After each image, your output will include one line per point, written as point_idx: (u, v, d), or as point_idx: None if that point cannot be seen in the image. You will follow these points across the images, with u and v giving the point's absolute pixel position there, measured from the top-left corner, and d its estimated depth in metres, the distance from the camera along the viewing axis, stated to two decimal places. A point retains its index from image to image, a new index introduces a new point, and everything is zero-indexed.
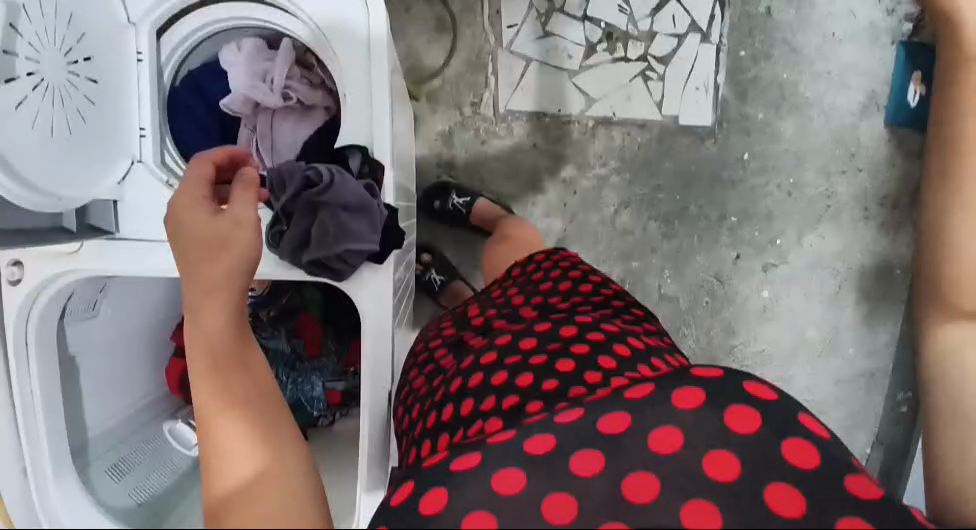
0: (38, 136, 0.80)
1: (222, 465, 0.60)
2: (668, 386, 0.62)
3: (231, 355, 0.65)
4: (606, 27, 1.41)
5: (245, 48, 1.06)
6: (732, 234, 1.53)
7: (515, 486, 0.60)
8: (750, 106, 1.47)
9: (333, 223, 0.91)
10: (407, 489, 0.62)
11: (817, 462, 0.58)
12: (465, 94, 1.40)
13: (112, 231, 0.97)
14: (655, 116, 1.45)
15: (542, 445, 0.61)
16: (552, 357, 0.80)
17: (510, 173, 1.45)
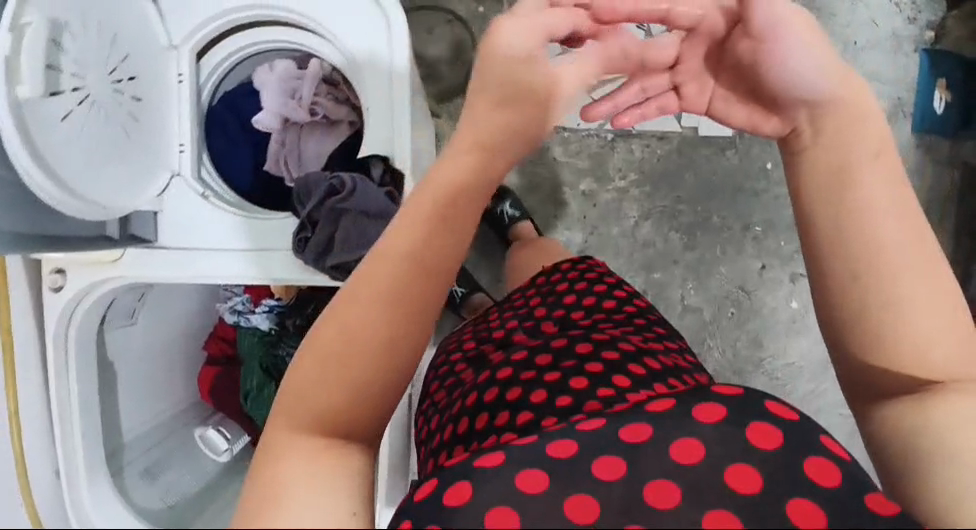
0: (83, 145, 0.86)
1: (316, 386, 0.51)
2: (690, 401, 0.58)
3: (449, 235, 0.57)
4: None
5: (280, 67, 1.13)
6: (757, 244, 1.51)
7: (538, 486, 0.55)
8: None
9: (355, 229, 0.96)
10: (432, 483, 0.58)
11: (838, 480, 0.53)
12: None
13: (150, 239, 1.02)
14: (674, 129, 1.45)
15: (564, 450, 0.57)
16: (567, 374, 0.81)
17: (531, 187, 1.47)
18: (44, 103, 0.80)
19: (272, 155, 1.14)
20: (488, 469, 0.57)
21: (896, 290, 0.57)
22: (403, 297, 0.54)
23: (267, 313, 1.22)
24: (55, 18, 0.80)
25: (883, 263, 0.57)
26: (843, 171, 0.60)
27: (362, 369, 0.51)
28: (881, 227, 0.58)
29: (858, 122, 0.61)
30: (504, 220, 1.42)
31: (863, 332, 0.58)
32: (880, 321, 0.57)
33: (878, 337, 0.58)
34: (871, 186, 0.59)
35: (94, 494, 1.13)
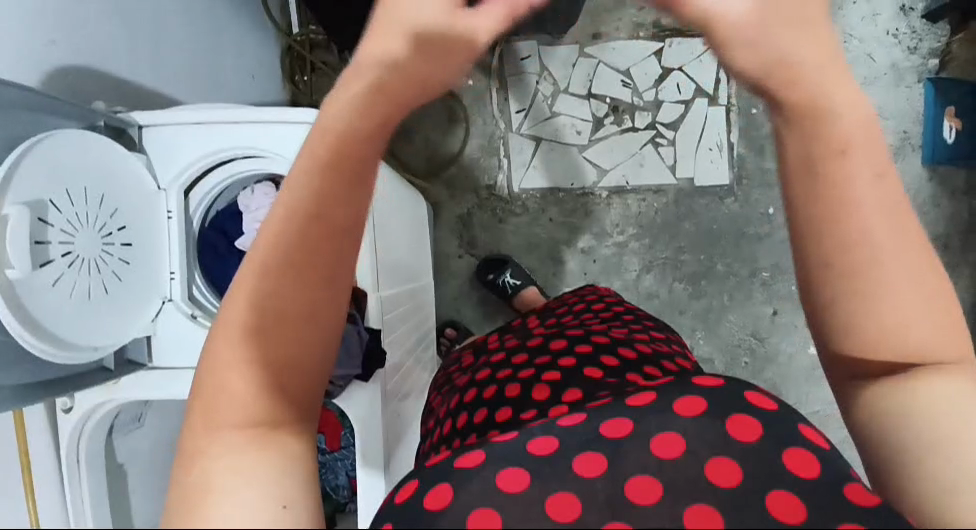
0: (76, 305, 0.80)
1: (225, 383, 0.39)
2: (671, 394, 0.53)
3: (342, 185, 0.39)
4: (612, 101, 1.47)
5: (260, 190, 1.00)
6: (766, 288, 1.46)
7: (521, 482, 0.48)
8: (769, 161, 1.45)
9: None
10: (412, 487, 0.51)
11: (817, 471, 0.47)
12: (481, 178, 1.50)
13: (145, 362, 0.95)
14: (669, 181, 1.47)
15: (545, 446, 0.51)
16: (541, 369, 0.76)
17: (529, 246, 1.50)
18: (37, 276, 0.74)
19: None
20: (468, 469, 0.50)
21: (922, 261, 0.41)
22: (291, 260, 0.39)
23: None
24: (40, 197, 0.74)
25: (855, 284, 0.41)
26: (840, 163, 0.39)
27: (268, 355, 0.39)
28: (874, 192, 0.39)
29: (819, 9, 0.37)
30: (507, 289, 1.43)
31: (837, 331, 0.42)
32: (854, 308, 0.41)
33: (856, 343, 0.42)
34: (846, 86, 0.38)
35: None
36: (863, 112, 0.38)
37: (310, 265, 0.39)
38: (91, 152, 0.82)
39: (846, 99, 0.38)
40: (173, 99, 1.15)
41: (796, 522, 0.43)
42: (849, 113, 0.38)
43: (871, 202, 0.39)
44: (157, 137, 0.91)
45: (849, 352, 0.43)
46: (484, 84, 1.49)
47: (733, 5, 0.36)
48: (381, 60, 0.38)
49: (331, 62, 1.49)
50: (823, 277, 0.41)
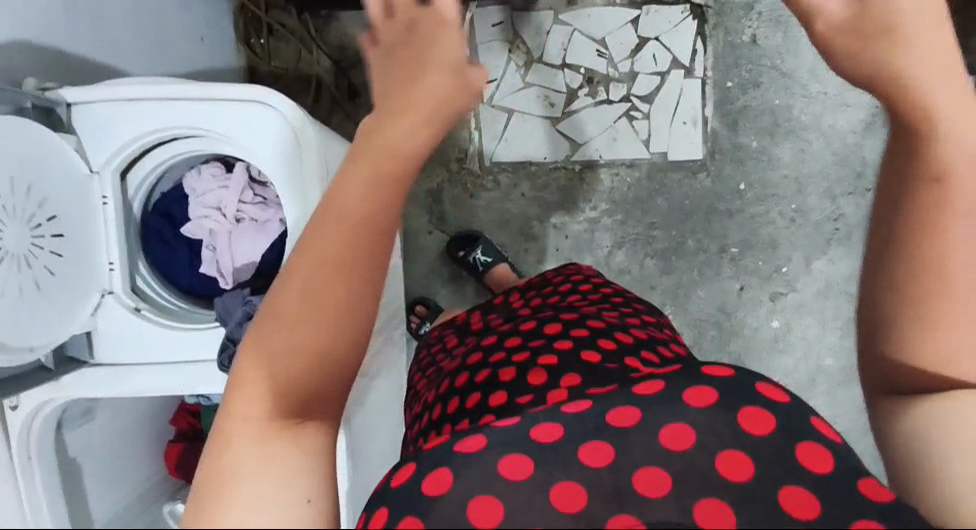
0: (8, 303, 0.76)
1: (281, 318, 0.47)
2: (682, 383, 0.53)
3: (401, 188, 0.50)
4: (586, 72, 1.43)
5: (206, 170, 0.95)
6: (735, 264, 1.48)
7: (523, 470, 0.51)
8: (742, 136, 1.44)
9: None
10: (407, 470, 0.52)
11: (831, 467, 0.48)
12: (451, 150, 1.46)
13: (86, 359, 0.90)
14: (643, 156, 1.44)
15: (551, 433, 0.52)
16: (536, 352, 0.75)
17: (501, 222, 1.48)
18: None
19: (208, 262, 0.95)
20: (469, 454, 0.51)
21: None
22: (338, 262, 0.47)
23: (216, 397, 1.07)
24: None
25: (934, 317, 0.50)
26: (936, 185, 0.48)
27: (300, 373, 0.47)
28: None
29: (953, 66, 0.48)
30: (478, 266, 1.41)
31: (921, 316, 0.51)
32: (922, 286, 0.50)
33: (926, 334, 0.51)
34: (962, 132, 0.48)
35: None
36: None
37: (355, 264, 0.48)
38: (23, 139, 0.76)
39: (961, 128, 0.48)
40: (116, 67, 1.06)
41: (810, 519, 0.46)
42: (963, 157, 0.48)
43: (967, 225, 0.49)
44: (89, 115, 0.83)
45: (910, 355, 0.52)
46: None
47: (912, 67, 0.48)
48: (429, 80, 0.51)
49: (289, 25, 1.40)
50: (893, 311, 0.52)
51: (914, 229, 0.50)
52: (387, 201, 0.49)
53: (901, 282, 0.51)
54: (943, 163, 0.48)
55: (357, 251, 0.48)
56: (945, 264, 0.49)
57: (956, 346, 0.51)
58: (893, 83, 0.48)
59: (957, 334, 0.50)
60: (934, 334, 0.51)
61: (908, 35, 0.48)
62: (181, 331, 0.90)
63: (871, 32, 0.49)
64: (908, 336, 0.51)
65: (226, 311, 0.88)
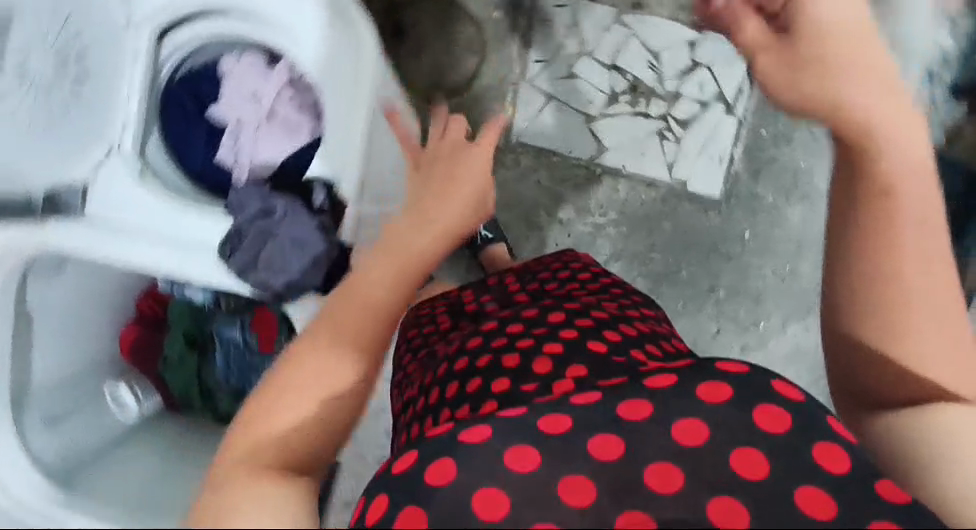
0: (23, 119, 0.83)
1: (294, 374, 0.57)
2: (693, 379, 0.54)
3: (407, 281, 0.66)
4: (632, 80, 1.42)
5: (246, 58, 0.99)
6: (718, 306, 1.50)
7: (531, 463, 0.51)
8: (761, 186, 1.46)
9: (279, 253, 0.88)
10: (410, 458, 0.53)
11: (848, 467, 0.49)
12: (481, 118, 1.43)
13: (76, 212, 0.91)
14: (663, 177, 1.45)
15: (558, 424, 0.53)
16: (539, 341, 0.75)
17: (509, 202, 1.46)
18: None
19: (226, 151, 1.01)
20: (473, 445, 0.52)
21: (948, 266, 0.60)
22: (350, 332, 0.60)
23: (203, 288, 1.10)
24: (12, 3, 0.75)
25: (900, 322, 0.59)
26: (883, 194, 0.58)
27: (299, 419, 0.54)
28: (924, 211, 0.59)
29: (888, 77, 0.59)
30: (477, 239, 1.39)
31: (884, 322, 0.60)
32: (877, 296, 0.60)
33: (893, 343, 0.60)
34: (903, 140, 0.58)
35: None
36: (919, 157, 0.58)
37: (363, 339, 0.60)
38: None
39: (901, 151, 0.58)
40: None
41: (828, 518, 0.47)
42: (901, 158, 0.58)
43: (912, 230, 0.58)
44: None
45: (882, 361, 0.61)
46: (510, 25, 1.42)
47: (850, 89, 0.58)
48: (452, 201, 0.73)
49: None
50: (861, 316, 0.61)
51: (871, 236, 0.59)
52: (397, 292, 0.64)
53: (864, 294, 0.60)
54: (889, 179, 0.58)
55: (366, 328, 0.61)
56: (901, 270, 0.58)
57: (917, 352, 0.59)
58: (841, 112, 0.59)
59: (920, 340, 0.59)
60: (895, 344, 0.60)
61: (839, 61, 0.59)
62: (186, 213, 0.93)
63: (802, 60, 0.61)
64: (876, 336, 0.60)
65: (240, 201, 0.92)
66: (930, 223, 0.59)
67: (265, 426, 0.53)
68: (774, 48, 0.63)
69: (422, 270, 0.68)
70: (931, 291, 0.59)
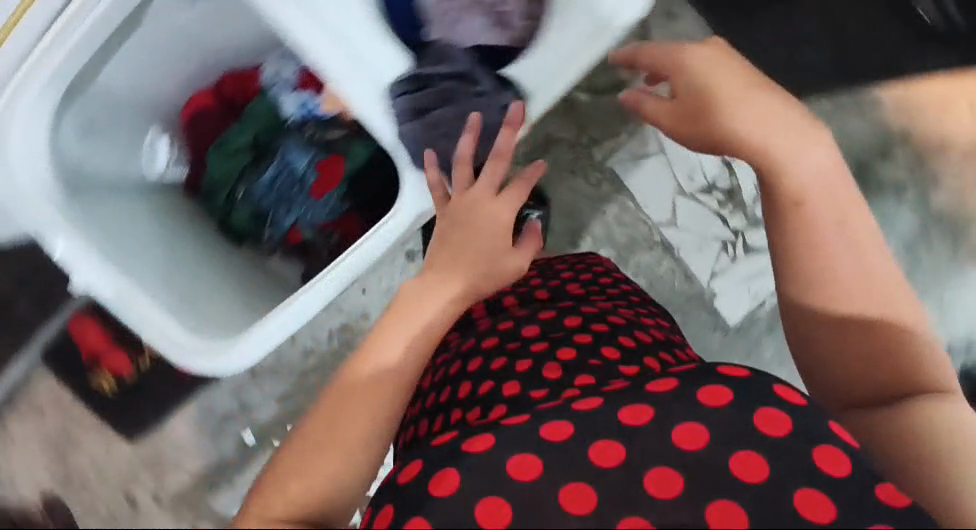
0: None
1: (309, 448, 0.63)
2: (694, 386, 0.60)
3: (417, 355, 0.73)
4: (736, 185, 1.44)
5: None
6: None
7: (531, 471, 0.59)
8: (766, 339, 1.51)
9: (447, 126, 0.89)
10: (417, 466, 0.62)
11: (886, 487, 0.54)
12: (595, 127, 1.42)
13: None
14: (701, 279, 1.49)
15: (559, 432, 0.60)
16: (552, 345, 0.78)
17: (569, 212, 1.45)
18: None
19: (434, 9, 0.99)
20: (475, 453, 0.60)
21: (875, 280, 0.73)
22: (359, 401, 0.67)
23: (302, 105, 0.99)
24: None
25: (848, 317, 0.73)
26: (814, 248, 0.74)
27: (316, 490, 0.61)
28: (839, 224, 0.74)
29: (754, 96, 0.76)
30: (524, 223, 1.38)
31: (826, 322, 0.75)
32: (811, 300, 0.75)
33: (843, 335, 0.74)
34: (793, 164, 0.74)
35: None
36: (823, 170, 0.74)
37: (372, 406, 0.67)
38: None
39: (824, 206, 0.73)
40: None
41: (822, 519, 0.53)
42: (807, 185, 0.74)
43: (843, 258, 0.73)
44: None
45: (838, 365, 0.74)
46: None
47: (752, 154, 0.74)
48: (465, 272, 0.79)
49: None
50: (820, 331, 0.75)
51: (796, 274, 0.76)
52: (406, 362, 0.71)
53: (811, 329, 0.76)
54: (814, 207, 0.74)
55: (375, 395, 0.68)
56: (838, 278, 0.73)
57: (853, 330, 0.73)
58: (747, 156, 0.75)
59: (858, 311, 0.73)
60: (840, 329, 0.74)
61: (720, 110, 0.75)
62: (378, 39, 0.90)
63: (699, 107, 0.76)
64: (823, 332, 0.75)
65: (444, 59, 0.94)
66: (846, 227, 0.74)
67: (284, 491, 0.61)
68: (675, 120, 0.79)
69: (430, 341, 0.75)
70: (862, 305, 0.73)
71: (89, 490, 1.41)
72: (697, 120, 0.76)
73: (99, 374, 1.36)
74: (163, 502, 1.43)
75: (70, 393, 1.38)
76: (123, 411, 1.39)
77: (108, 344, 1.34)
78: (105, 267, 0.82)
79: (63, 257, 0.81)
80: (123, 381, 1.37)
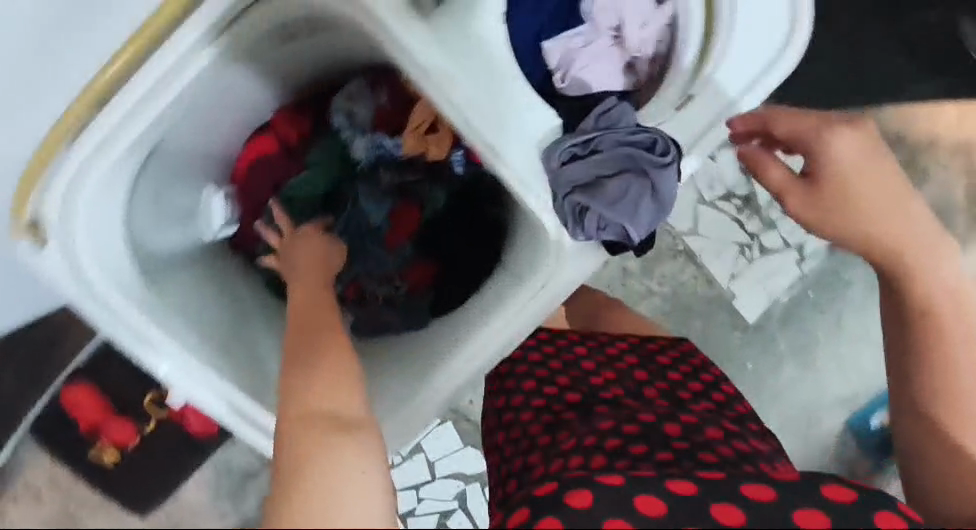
0: None
1: None
2: (799, 497, 0.49)
3: (329, 383, 0.49)
4: (751, 191, 1.47)
5: None
6: None
7: (654, 509, 0.49)
8: (780, 336, 1.51)
9: (639, 188, 0.60)
10: (525, 514, 0.52)
11: None
12: None
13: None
14: (721, 282, 1.49)
15: (654, 505, 0.50)
16: (669, 456, 0.63)
17: None
18: None
19: (559, 43, 0.74)
20: (574, 506, 0.50)
21: (965, 300, 0.65)
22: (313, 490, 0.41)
23: (373, 147, 0.83)
24: None
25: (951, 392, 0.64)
26: (925, 314, 0.65)
27: None
28: (956, 288, 0.64)
29: (901, 194, 0.63)
30: None
31: (931, 404, 0.65)
32: (920, 334, 0.65)
33: (936, 418, 0.65)
34: (918, 226, 0.63)
35: (35, 259, 0.65)
36: (930, 239, 0.63)
37: (325, 484, 0.42)
38: None
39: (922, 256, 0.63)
40: None
41: None
42: (924, 240, 0.63)
43: (943, 298, 0.64)
44: None
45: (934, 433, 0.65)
46: None
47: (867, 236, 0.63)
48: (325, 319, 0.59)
49: None
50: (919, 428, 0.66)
51: (927, 328, 0.65)
52: (339, 400, 0.48)
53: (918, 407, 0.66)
54: (928, 303, 0.64)
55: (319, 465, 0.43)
56: (953, 371, 0.64)
57: (963, 412, 0.64)
58: (869, 241, 0.63)
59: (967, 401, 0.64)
60: (942, 413, 0.65)
61: (856, 191, 0.61)
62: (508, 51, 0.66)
63: (829, 202, 0.62)
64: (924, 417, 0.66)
65: (611, 117, 0.63)
66: (946, 280, 0.64)
67: None
68: (818, 220, 0.63)
69: (339, 373, 0.51)
70: (933, 293, 0.64)
71: None
72: (816, 203, 0.63)
73: (97, 445, 1.24)
74: None
75: (66, 468, 1.25)
76: (125, 482, 1.26)
77: (107, 415, 1.23)
78: (211, 380, 0.70)
79: (168, 376, 0.68)
80: (126, 452, 1.25)
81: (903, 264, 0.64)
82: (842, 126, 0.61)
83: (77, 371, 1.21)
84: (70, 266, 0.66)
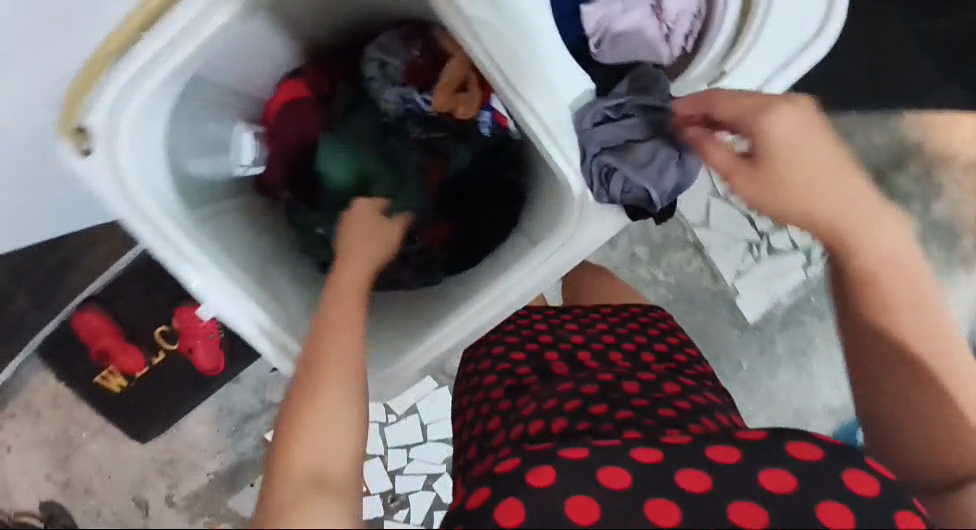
0: None
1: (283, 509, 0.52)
2: (771, 450, 0.56)
3: (336, 362, 0.59)
4: None
5: None
6: None
7: (618, 481, 0.56)
8: (778, 337, 1.53)
9: (666, 157, 0.65)
10: (484, 494, 0.56)
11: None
12: None
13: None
14: (726, 278, 1.51)
15: (616, 477, 0.56)
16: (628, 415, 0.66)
17: None
18: None
19: (597, 9, 0.76)
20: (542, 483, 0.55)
21: (904, 263, 0.62)
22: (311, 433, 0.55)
23: (403, 101, 0.84)
24: None
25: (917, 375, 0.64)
26: (881, 308, 0.63)
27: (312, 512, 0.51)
28: (903, 263, 0.61)
29: (820, 138, 0.58)
30: None
31: (906, 389, 0.64)
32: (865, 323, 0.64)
33: (902, 406, 0.65)
34: (849, 194, 0.59)
35: (85, 168, 0.65)
36: (852, 194, 0.59)
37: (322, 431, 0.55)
38: None
39: (885, 242, 0.61)
40: None
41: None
42: (854, 203, 0.59)
43: (891, 281, 0.61)
44: None
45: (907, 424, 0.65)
46: None
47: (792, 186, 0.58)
48: (343, 296, 0.65)
49: None
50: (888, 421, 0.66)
51: (881, 321, 0.63)
52: (345, 375, 0.59)
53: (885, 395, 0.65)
54: (862, 270, 0.62)
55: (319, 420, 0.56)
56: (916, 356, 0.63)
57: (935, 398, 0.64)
58: (808, 220, 0.60)
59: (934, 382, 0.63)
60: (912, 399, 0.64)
61: (789, 178, 0.58)
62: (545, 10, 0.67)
63: (759, 176, 0.59)
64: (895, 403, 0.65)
65: (646, 84, 0.68)
66: (899, 256, 0.61)
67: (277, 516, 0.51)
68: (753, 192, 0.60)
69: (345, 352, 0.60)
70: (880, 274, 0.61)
71: (97, 493, 1.34)
72: (769, 185, 0.59)
73: (105, 371, 1.28)
74: (176, 505, 1.35)
75: (73, 391, 1.29)
76: (129, 410, 1.30)
77: (118, 342, 1.26)
78: (245, 301, 0.72)
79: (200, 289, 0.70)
80: (133, 380, 1.29)
81: (843, 238, 0.61)
82: (780, 103, 0.57)
83: (92, 298, 1.25)
84: (118, 186, 0.66)
